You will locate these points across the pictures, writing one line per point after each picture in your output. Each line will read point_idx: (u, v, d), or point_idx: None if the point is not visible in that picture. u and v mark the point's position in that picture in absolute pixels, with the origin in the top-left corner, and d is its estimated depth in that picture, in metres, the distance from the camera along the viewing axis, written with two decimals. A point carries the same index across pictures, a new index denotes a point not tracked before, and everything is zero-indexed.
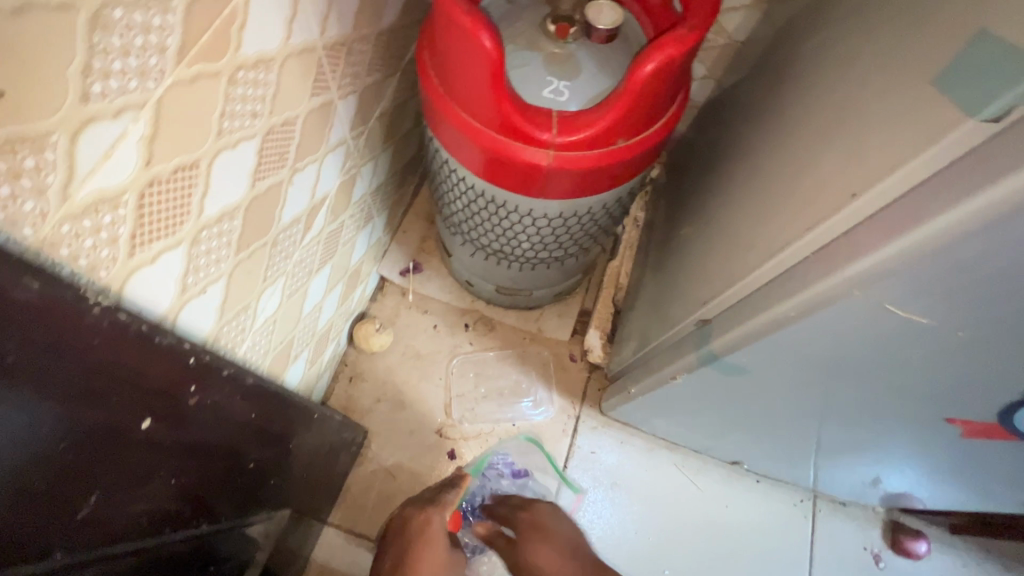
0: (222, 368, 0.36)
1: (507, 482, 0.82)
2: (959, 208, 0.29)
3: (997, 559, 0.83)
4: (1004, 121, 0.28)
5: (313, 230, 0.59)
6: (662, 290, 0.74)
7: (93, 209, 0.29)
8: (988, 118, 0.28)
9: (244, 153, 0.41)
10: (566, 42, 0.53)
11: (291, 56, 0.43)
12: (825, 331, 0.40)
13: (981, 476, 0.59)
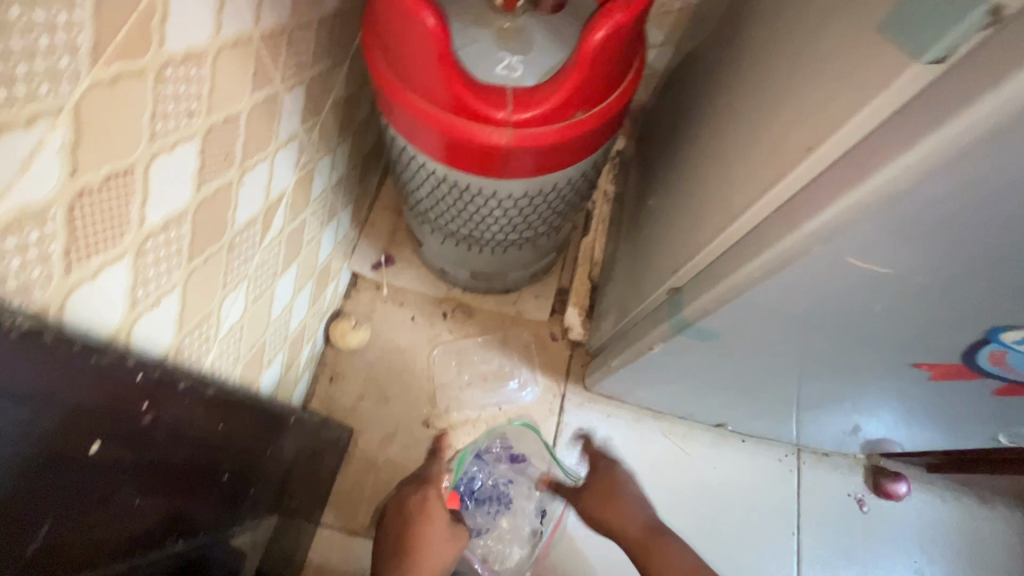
0: (178, 381, 0.34)
1: (503, 466, 0.79)
2: (903, 156, 0.29)
3: (972, 492, 0.86)
4: (948, 62, 0.27)
5: (273, 231, 0.57)
6: (636, 262, 0.74)
7: (17, 227, 0.27)
8: (933, 61, 0.27)
9: (184, 155, 0.39)
10: (515, 15, 0.51)
11: (225, 49, 0.41)
12: (791, 288, 0.40)
13: (952, 416, 0.61)
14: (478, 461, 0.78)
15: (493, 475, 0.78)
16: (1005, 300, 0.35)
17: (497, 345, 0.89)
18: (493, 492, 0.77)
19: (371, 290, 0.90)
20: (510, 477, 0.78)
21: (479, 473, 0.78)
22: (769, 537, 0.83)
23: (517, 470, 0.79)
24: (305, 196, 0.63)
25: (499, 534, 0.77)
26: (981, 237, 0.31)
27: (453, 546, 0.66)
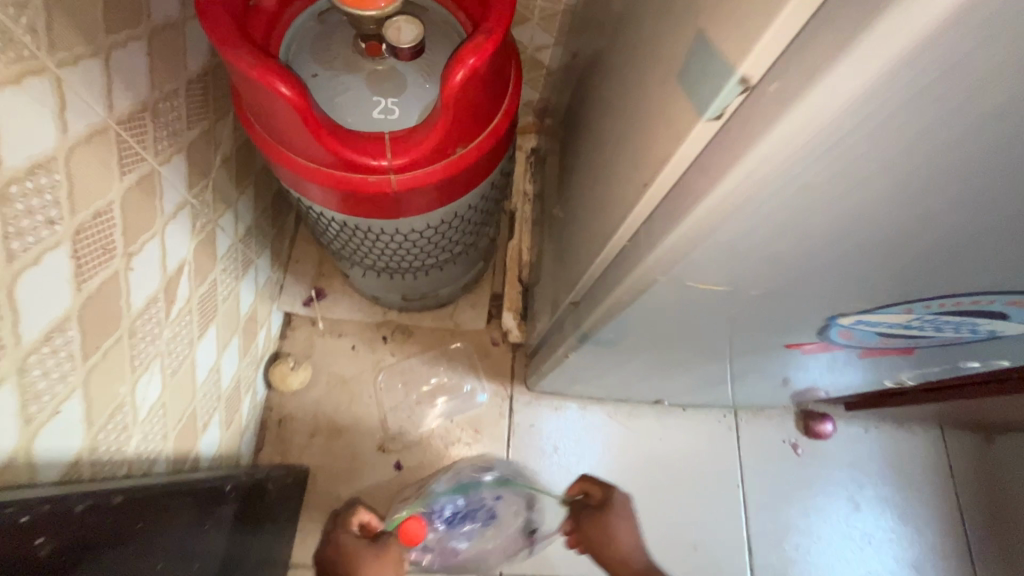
0: (73, 505, 0.35)
1: (488, 485, 0.78)
2: (713, 194, 0.32)
3: (889, 419, 0.96)
4: (725, 115, 0.30)
5: (180, 302, 0.57)
6: (558, 263, 0.77)
7: None
8: (713, 117, 0.31)
9: (53, 264, 0.38)
10: (383, 58, 0.52)
11: (78, 147, 0.40)
12: (666, 297, 0.44)
13: (849, 367, 0.67)
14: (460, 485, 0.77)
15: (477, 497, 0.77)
16: (838, 286, 0.40)
17: (440, 359, 0.91)
18: (475, 515, 0.76)
19: (307, 326, 0.90)
20: (496, 499, 0.77)
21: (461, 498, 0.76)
22: (717, 493, 0.90)
23: (503, 487, 0.78)
24: (210, 258, 0.63)
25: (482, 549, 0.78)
26: (799, 244, 0.35)
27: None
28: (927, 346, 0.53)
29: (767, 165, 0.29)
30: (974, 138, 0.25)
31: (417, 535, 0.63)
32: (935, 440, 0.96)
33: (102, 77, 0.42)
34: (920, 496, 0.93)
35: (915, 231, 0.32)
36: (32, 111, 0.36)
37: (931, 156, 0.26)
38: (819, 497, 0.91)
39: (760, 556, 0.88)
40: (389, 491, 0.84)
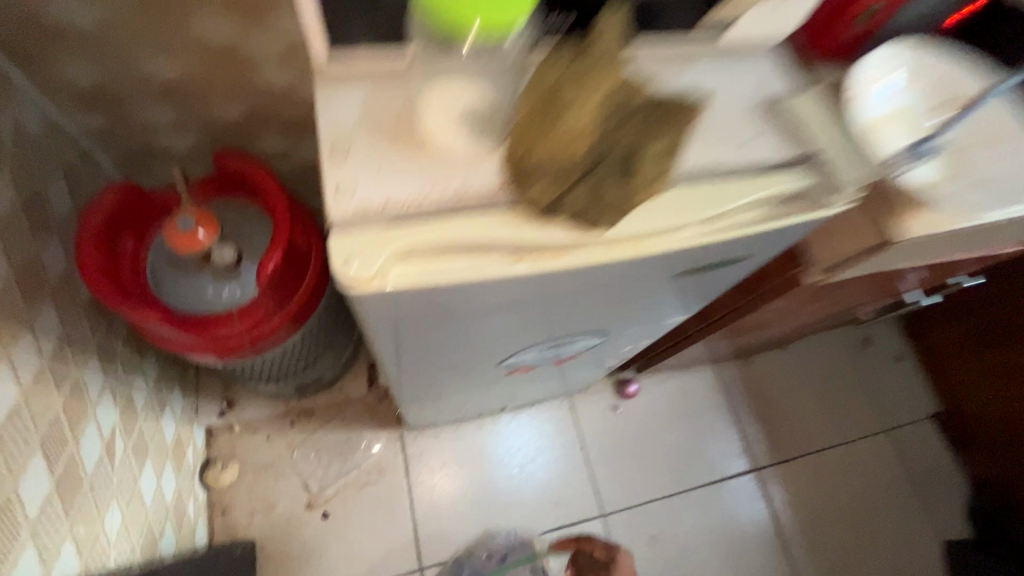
0: None
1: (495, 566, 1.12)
2: (407, 343, 0.59)
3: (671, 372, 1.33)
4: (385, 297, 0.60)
5: (120, 455, 0.81)
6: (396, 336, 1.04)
7: None
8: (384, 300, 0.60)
9: (35, 465, 0.63)
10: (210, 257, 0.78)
11: (30, 388, 0.64)
12: (421, 372, 0.74)
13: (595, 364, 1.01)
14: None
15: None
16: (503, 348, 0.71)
17: (339, 426, 1.17)
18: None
19: (226, 433, 1.13)
20: None
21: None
22: (568, 463, 1.23)
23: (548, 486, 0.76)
24: (132, 414, 0.86)
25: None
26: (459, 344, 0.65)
27: None
28: (605, 353, 0.85)
29: (550, 300, 0.52)
30: (595, 280, 0.49)
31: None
32: (707, 374, 1.36)
33: (30, 338, 0.66)
34: (705, 418, 1.32)
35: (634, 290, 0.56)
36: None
37: (597, 284, 0.50)
38: (638, 442, 1.28)
39: (606, 494, 1.22)
40: (322, 535, 1.10)
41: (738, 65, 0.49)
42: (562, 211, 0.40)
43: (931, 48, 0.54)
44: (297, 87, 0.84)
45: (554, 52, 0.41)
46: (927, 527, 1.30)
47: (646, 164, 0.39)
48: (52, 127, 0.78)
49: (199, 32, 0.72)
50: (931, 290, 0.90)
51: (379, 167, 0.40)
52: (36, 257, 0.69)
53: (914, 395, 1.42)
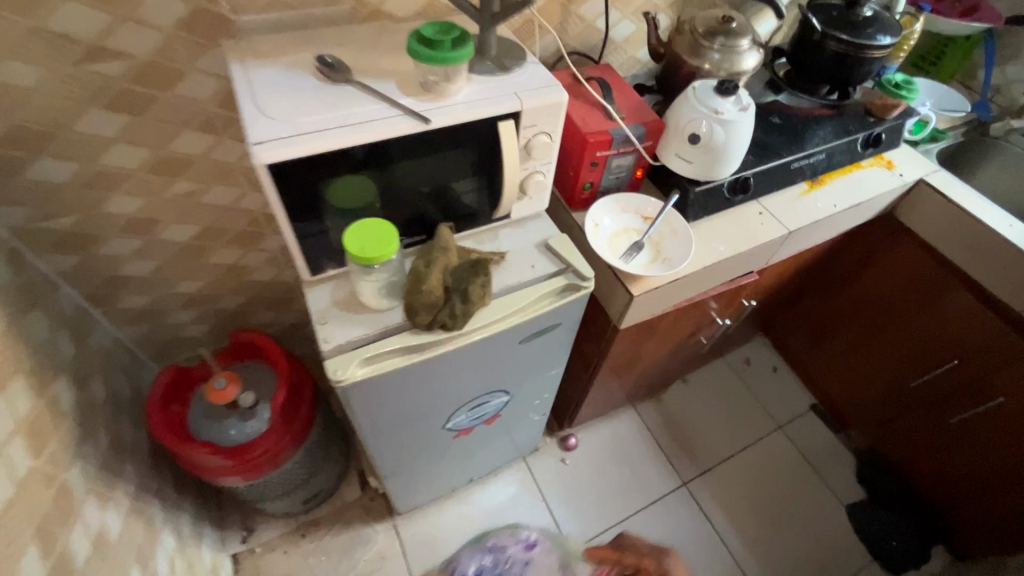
0: None
1: None
2: (378, 426, 0.93)
3: (600, 419, 1.68)
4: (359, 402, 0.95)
5: (178, 571, 1.06)
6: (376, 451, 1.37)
7: None
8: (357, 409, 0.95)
9: (134, 574, 0.90)
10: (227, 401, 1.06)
11: (125, 519, 0.94)
12: (394, 452, 1.07)
13: (531, 424, 1.34)
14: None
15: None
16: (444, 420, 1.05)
17: (342, 527, 1.42)
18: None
19: (249, 555, 1.36)
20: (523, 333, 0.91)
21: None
22: (536, 513, 1.50)
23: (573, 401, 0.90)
24: (181, 541, 1.13)
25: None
26: (413, 423, 1.00)
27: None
28: (523, 409, 1.20)
29: (454, 375, 0.89)
30: (475, 358, 0.87)
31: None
32: (631, 416, 1.70)
33: (121, 485, 0.96)
34: (637, 450, 1.64)
35: (506, 361, 0.94)
36: (108, 515, 0.89)
37: (477, 360, 0.88)
38: (589, 484, 1.57)
39: (571, 534, 1.48)
40: None
41: (525, 229, 0.93)
42: (437, 324, 0.79)
43: (627, 195, 1.01)
44: (279, 276, 1.25)
45: (420, 249, 0.83)
46: (831, 497, 1.61)
47: (476, 289, 0.80)
48: (115, 340, 1.14)
49: (214, 260, 1.14)
50: (733, 314, 1.32)
51: (344, 321, 0.79)
52: (118, 430, 1.02)
53: (795, 394, 1.80)
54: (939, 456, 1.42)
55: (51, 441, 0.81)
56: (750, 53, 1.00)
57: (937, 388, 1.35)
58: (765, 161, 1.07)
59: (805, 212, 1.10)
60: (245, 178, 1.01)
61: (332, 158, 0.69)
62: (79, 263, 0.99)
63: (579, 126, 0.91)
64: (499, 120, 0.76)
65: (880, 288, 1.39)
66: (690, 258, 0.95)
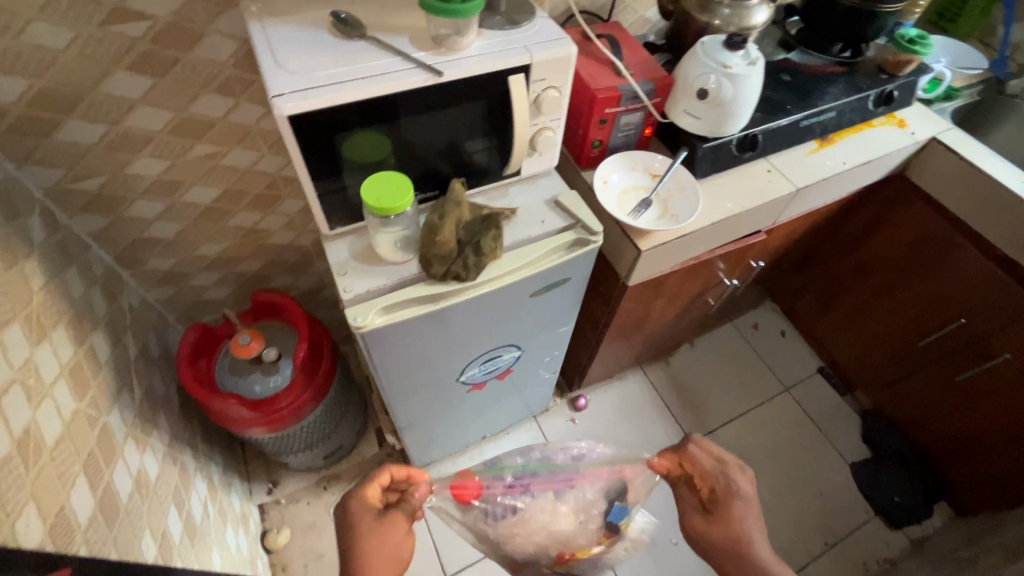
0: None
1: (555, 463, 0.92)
2: (396, 376, 0.98)
3: (608, 382, 1.72)
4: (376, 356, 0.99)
5: (211, 515, 1.14)
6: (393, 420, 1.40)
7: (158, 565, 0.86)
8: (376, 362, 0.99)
9: (172, 512, 0.97)
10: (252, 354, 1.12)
11: (161, 463, 1.00)
12: (411, 405, 1.11)
13: (542, 384, 1.38)
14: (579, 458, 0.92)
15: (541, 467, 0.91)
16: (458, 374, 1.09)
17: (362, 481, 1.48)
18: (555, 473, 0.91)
19: (274, 506, 1.43)
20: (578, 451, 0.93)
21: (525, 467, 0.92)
22: None
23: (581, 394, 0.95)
24: (212, 487, 1.20)
25: (553, 513, 0.89)
26: (428, 376, 1.04)
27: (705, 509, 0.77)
28: (534, 367, 1.24)
29: (467, 328, 0.93)
30: (487, 310, 0.90)
31: (469, 492, 0.86)
32: (639, 378, 1.74)
33: (156, 432, 1.03)
34: (644, 411, 1.68)
35: (517, 314, 0.97)
36: (147, 458, 0.96)
37: (489, 313, 0.91)
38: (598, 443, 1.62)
39: None
40: None
41: (535, 185, 0.95)
42: (451, 275, 0.82)
43: (636, 153, 1.03)
44: (297, 240, 1.29)
45: (434, 204, 0.86)
46: (835, 456, 1.64)
47: (489, 241, 0.83)
48: (143, 301, 1.20)
49: (234, 223, 1.18)
50: (740, 275, 1.34)
51: (363, 274, 0.83)
52: (150, 383, 1.08)
53: (802, 358, 1.82)
54: (943, 414, 1.44)
55: (92, 387, 0.87)
56: (759, 8, 0.99)
57: (942, 347, 1.37)
58: (775, 117, 1.07)
59: (814, 170, 1.11)
60: (263, 140, 1.04)
61: (349, 113, 0.71)
62: (107, 224, 1.04)
63: (588, 82, 0.92)
64: (509, 74, 0.77)
65: (890, 248, 1.40)
66: (697, 213, 0.97)
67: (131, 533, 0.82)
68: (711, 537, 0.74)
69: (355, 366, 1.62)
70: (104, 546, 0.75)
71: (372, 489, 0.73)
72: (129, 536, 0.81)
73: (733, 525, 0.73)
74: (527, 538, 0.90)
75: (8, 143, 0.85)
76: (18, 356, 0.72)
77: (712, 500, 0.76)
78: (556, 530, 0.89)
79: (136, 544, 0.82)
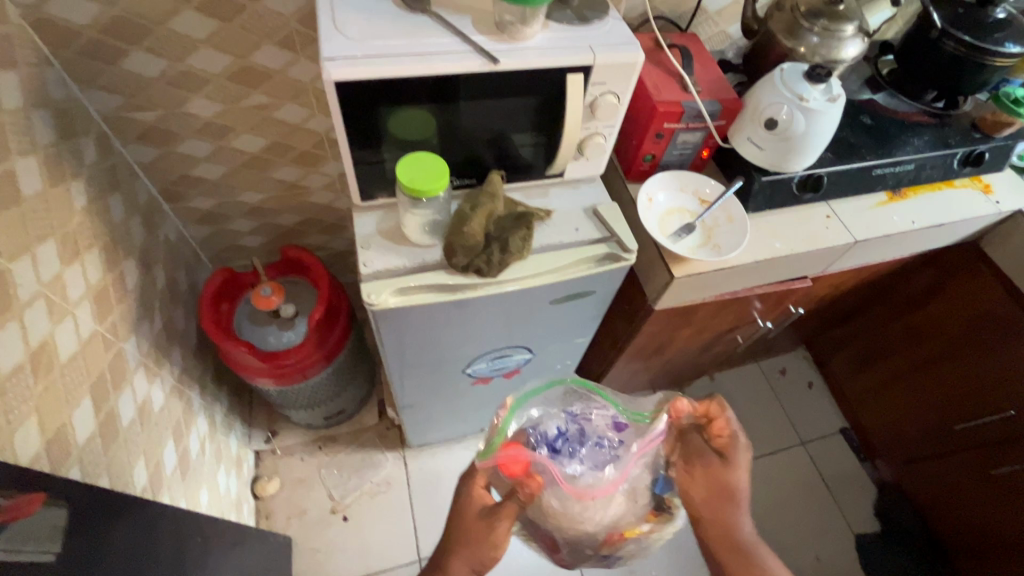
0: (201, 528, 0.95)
1: (603, 426, 0.79)
2: (401, 356, 0.96)
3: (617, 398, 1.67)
4: None
5: (206, 454, 1.17)
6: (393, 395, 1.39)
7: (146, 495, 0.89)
8: None
9: (169, 445, 1.00)
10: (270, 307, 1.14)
11: (167, 395, 1.03)
12: (414, 385, 1.10)
13: None
14: (621, 429, 0.79)
15: (588, 427, 0.79)
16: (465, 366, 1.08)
17: (356, 448, 1.50)
18: (599, 443, 0.77)
19: (270, 454, 1.47)
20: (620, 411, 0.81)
21: (569, 434, 0.78)
22: None
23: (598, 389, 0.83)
24: (212, 427, 1.23)
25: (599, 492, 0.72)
26: (435, 364, 1.03)
27: (719, 465, 0.75)
28: (544, 372, 1.21)
29: (479, 323, 0.91)
30: (503, 309, 0.88)
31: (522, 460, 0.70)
32: None
33: (168, 365, 1.06)
34: None
35: (533, 318, 0.95)
36: (154, 388, 0.98)
37: (505, 311, 0.89)
38: None
39: None
40: (338, 535, 1.38)
41: (577, 190, 0.92)
42: (472, 268, 0.80)
43: (688, 174, 0.98)
44: (334, 202, 1.30)
45: (469, 194, 0.83)
46: (841, 521, 1.55)
47: (519, 239, 0.80)
48: (180, 236, 1.23)
49: (277, 175, 1.19)
50: (776, 318, 1.27)
51: (386, 251, 0.82)
52: (172, 317, 1.11)
53: (826, 415, 1.73)
54: (969, 504, 1.33)
55: (114, 312, 0.89)
56: (852, 41, 0.92)
57: (985, 435, 1.26)
58: (847, 161, 1.00)
59: (878, 223, 1.03)
60: (316, 99, 1.04)
61: (396, 86, 0.69)
62: (157, 157, 1.06)
63: (651, 93, 0.88)
64: (569, 73, 0.74)
65: (947, 319, 1.29)
66: (743, 247, 0.92)
67: (125, 460, 0.84)
68: (711, 479, 0.75)
69: (370, 334, 1.62)
70: (97, 468, 0.77)
71: (477, 486, 0.75)
72: (123, 462, 0.84)
73: (732, 478, 0.74)
74: (576, 521, 0.72)
75: (75, 63, 0.87)
76: (47, 271, 0.74)
77: (727, 451, 0.75)
78: (604, 517, 0.73)
79: (128, 471, 0.85)
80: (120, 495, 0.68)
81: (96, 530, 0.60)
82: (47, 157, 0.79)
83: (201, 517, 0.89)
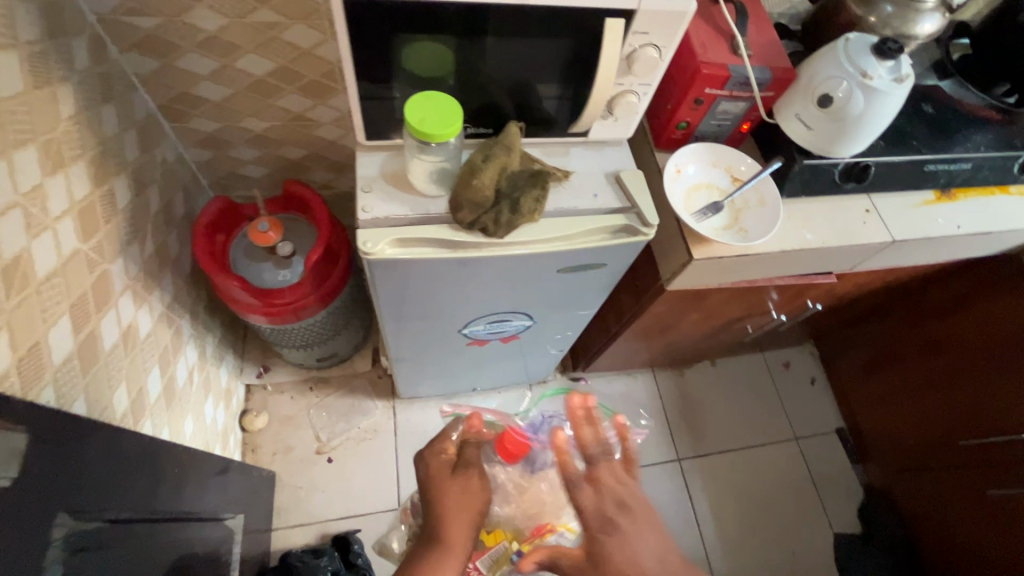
0: None
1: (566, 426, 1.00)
2: (396, 308, 0.92)
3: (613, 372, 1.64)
4: None
5: (194, 384, 1.15)
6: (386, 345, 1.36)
7: (126, 420, 0.88)
8: None
9: (154, 372, 0.98)
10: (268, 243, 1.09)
11: (156, 322, 1.01)
12: (407, 338, 1.07)
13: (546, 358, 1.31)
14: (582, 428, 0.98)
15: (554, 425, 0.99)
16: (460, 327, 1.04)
17: (347, 393, 1.49)
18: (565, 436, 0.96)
19: (260, 390, 1.47)
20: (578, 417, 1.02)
21: None
22: None
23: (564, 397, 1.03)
24: (202, 357, 1.21)
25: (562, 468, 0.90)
26: (431, 320, 0.99)
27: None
28: (542, 340, 1.17)
29: (481, 283, 0.86)
30: (507, 271, 0.82)
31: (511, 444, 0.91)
32: (647, 379, 1.66)
33: (158, 291, 1.03)
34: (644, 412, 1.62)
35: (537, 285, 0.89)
36: (142, 313, 0.96)
37: (509, 274, 0.84)
38: None
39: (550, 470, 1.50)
40: (322, 475, 1.39)
41: (600, 153, 0.85)
42: (478, 226, 0.74)
43: (722, 148, 0.90)
44: (342, 139, 1.23)
45: (484, 143, 0.76)
46: (823, 521, 1.55)
47: (531, 202, 0.74)
48: (179, 158, 1.17)
49: (284, 103, 1.11)
50: (791, 312, 1.22)
51: (389, 198, 0.76)
52: (165, 242, 1.07)
53: (824, 412, 1.70)
54: (953, 519, 1.32)
55: (101, 231, 0.85)
56: (930, 16, 0.82)
57: (986, 454, 1.23)
58: (898, 153, 0.91)
59: (920, 224, 0.95)
60: (328, 23, 0.95)
61: (412, 10, 0.61)
62: (155, 69, 0.99)
63: (696, 52, 0.79)
64: (607, 15, 0.65)
65: (971, 332, 1.23)
66: (771, 235, 0.85)
67: (105, 383, 0.82)
68: None
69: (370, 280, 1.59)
70: (72, 391, 0.75)
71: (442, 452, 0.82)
72: (103, 386, 0.82)
73: None
74: None
75: None
76: (26, 180, 0.69)
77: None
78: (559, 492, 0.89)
79: (107, 394, 0.83)
80: (91, 418, 0.66)
81: (59, 454, 0.58)
82: (31, 55, 0.73)
83: (181, 447, 0.88)
